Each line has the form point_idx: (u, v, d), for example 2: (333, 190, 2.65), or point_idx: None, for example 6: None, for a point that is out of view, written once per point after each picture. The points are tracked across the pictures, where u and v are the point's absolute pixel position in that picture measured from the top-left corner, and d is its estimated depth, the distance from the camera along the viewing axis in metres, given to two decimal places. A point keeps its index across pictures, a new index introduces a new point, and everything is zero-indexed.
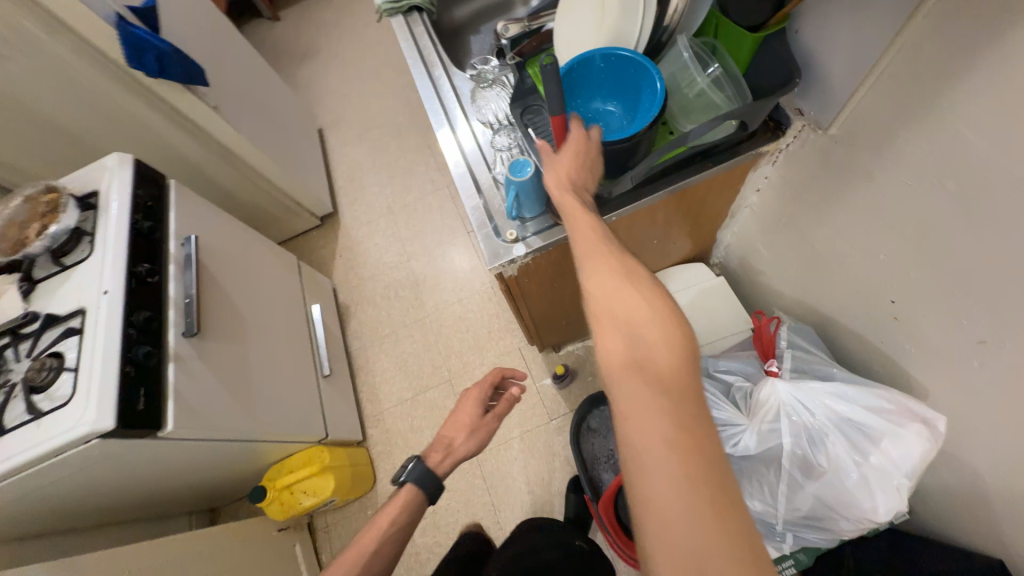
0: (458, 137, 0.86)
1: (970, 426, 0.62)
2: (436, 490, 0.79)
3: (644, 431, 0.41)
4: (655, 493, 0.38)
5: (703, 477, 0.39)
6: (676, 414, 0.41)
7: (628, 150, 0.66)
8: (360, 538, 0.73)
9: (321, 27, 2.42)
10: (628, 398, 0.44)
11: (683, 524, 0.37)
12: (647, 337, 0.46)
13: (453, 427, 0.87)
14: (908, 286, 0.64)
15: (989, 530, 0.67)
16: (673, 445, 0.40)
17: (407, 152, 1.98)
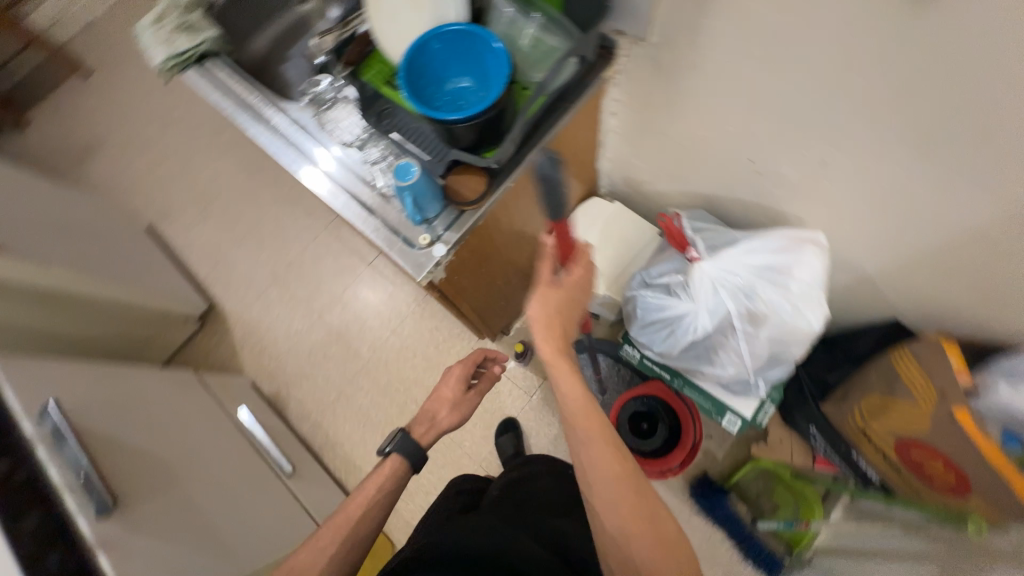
0: (325, 172, 0.80)
1: (841, 229, 0.77)
2: (421, 462, 0.80)
3: (619, 510, 0.63)
4: (633, 550, 0.61)
5: (660, 532, 0.63)
6: (635, 507, 0.64)
7: (498, 117, 0.67)
8: (346, 507, 0.75)
9: (93, 115, 2.04)
10: (601, 483, 0.65)
11: (655, 570, 0.60)
12: (606, 439, 0.66)
13: (437, 400, 0.86)
14: (757, 143, 0.76)
15: (880, 299, 0.84)
16: (637, 514, 0.63)
17: (265, 211, 1.80)
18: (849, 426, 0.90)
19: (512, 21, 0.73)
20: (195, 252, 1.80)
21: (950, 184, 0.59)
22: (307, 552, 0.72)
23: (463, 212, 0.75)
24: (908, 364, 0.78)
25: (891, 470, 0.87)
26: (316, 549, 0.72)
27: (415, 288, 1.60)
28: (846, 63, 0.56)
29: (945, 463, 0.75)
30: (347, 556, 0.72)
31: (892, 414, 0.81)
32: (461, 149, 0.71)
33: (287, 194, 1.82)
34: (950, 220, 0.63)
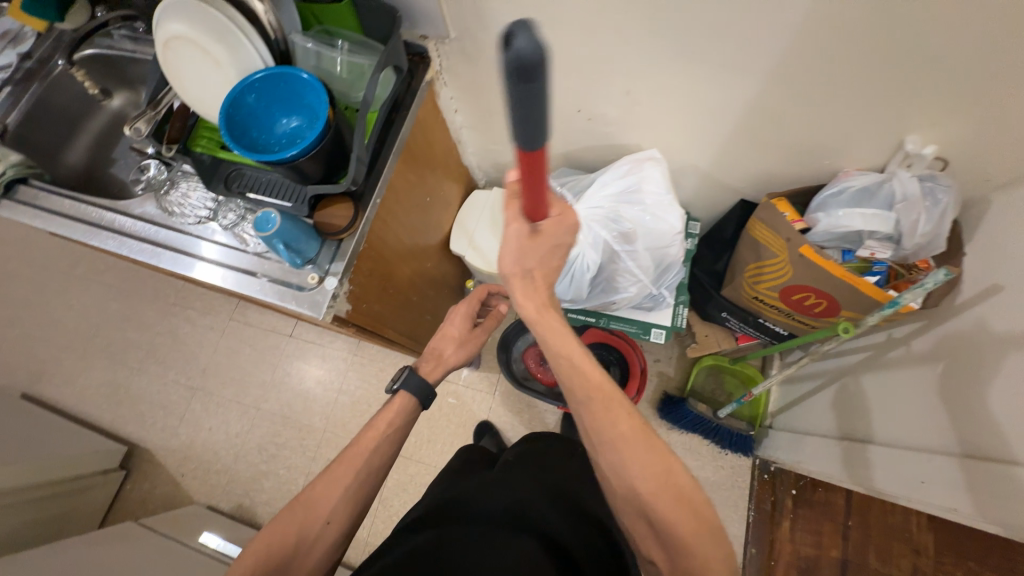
0: (192, 253, 0.78)
1: (671, 139, 0.90)
2: (429, 396, 0.79)
3: (627, 471, 0.58)
4: (648, 506, 0.58)
5: (675, 490, 0.58)
6: (647, 469, 0.58)
7: (337, 140, 0.69)
8: (362, 436, 0.72)
9: None
10: (608, 444, 0.60)
11: (669, 523, 0.57)
12: (606, 396, 0.61)
13: (443, 336, 0.86)
14: (577, 94, 0.86)
15: (727, 185, 0.98)
16: (650, 474, 0.58)
17: (156, 329, 1.65)
18: (745, 299, 1.03)
19: (319, 56, 0.72)
20: (92, 400, 1.62)
21: (717, 76, 0.72)
22: (322, 485, 0.68)
23: (342, 240, 0.77)
24: (760, 228, 0.91)
25: (789, 319, 1.01)
26: (331, 480, 0.68)
27: (345, 341, 1.56)
28: (601, 7, 0.67)
29: (813, 294, 0.89)
30: (362, 487, 0.69)
31: (765, 274, 0.93)
32: (316, 183, 0.72)
33: (172, 301, 1.68)
34: (732, 103, 0.77)
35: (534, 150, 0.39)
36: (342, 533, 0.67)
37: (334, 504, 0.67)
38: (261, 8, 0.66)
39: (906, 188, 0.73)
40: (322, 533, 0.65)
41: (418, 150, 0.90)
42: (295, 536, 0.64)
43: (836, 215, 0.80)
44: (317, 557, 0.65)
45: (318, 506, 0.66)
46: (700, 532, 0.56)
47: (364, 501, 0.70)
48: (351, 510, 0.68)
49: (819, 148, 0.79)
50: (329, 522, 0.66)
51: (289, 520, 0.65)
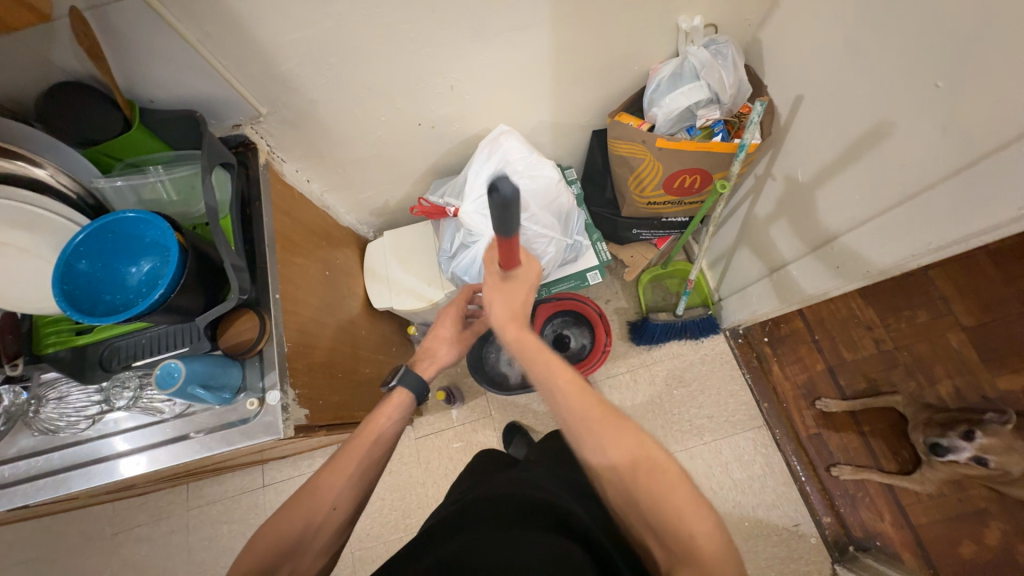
0: (103, 458, 0.68)
1: (509, 110, 0.96)
2: (425, 394, 0.76)
3: (602, 456, 0.58)
4: (623, 483, 0.56)
5: (656, 468, 0.55)
6: (626, 449, 0.57)
7: (200, 257, 0.64)
8: (370, 422, 0.68)
9: None
10: (580, 431, 0.60)
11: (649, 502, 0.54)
12: (570, 386, 0.62)
13: (435, 338, 0.83)
14: (409, 110, 0.88)
15: (575, 126, 1.07)
16: (615, 448, 0.57)
17: (112, 569, 1.40)
18: (643, 208, 1.14)
19: (136, 190, 0.68)
20: None
21: (514, 37, 0.78)
22: (324, 474, 0.63)
23: (263, 350, 0.71)
24: (620, 145, 1.00)
25: (682, 206, 1.13)
26: (334, 470, 0.63)
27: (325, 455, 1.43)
28: (383, 24, 0.69)
29: (688, 174, 1.01)
30: (364, 476, 0.65)
31: (645, 179, 1.03)
32: (204, 310, 0.66)
33: (111, 532, 1.43)
34: (539, 55, 0.84)
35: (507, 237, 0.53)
36: (346, 520, 0.63)
37: (337, 491, 0.63)
38: (46, 172, 0.60)
39: (699, 58, 0.86)
40: (326, 521, 0.61)
41: (291, 231, 0.86)
42: (298, 530, 0.60)
43: (666, 104, 0.90)
44: (321, 545, 0.61)
45: (320, 494, 0.62)
46: (687, 507, 0.53)
47: (368, 484, 0.66)
48: (354, 495, 0.64)
49: (623, 58, 0.90)
50: (334, 507, 0.62)
51: (291, 512, 0.61)
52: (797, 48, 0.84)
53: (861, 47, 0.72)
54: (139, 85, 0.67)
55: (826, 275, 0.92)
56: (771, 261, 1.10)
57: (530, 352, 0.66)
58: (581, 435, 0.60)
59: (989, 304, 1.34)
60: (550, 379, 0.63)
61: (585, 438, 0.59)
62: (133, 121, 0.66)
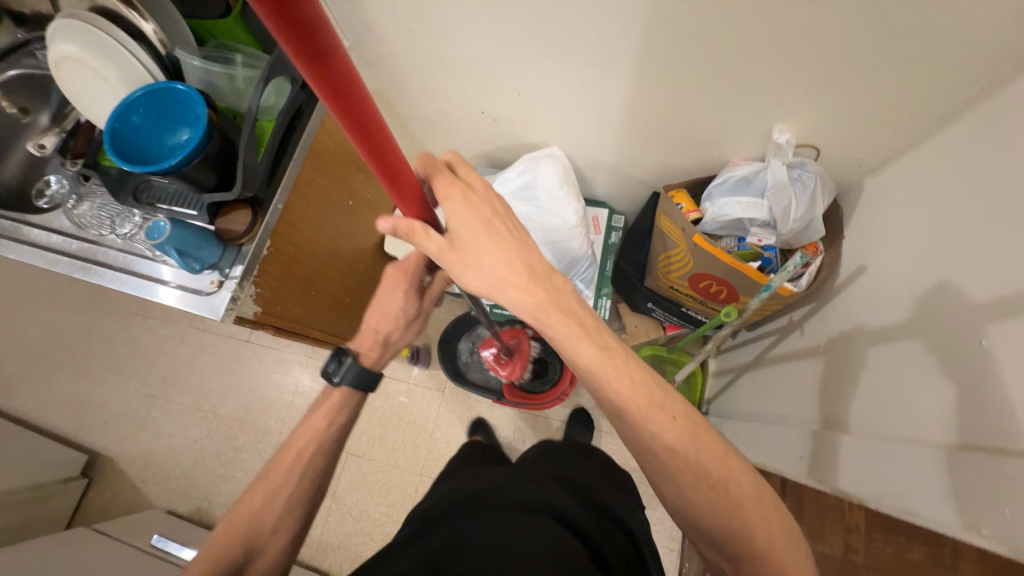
0: (102, 264, 0.81)
1: (571, 136, 0.93)
2: (375, 382, 0.77)
3: (650, 442, 0.58)
4: (694, 506, 0.57)
5: (713, 459, 0.57)
6: (677, 434, 0.57)
7: (224, 146, 0.72)
8: (293, 444, 0.73)
9: None
10: (635, 422, 0.58)
11: (719, 519, 0.56)
12: (612, 364, 0.57)
13: (386, 322, 0.79)
14: (476, 96, 0.89)
15: (635, 179, 1.02)
16: (691, 465, 0.57)
17: (120, 339, 1.69)
18: (665, 289, 1.07)
19: (208, 72, 0.75)
20: (56, 411, 1.66)
21: (593, 73, 0.75)
22: (259, 493, 0.70)
23: (243, 245, 0.80)
24: (664, 220, 0.93)
25: (707, 307, 1.04)
26: (268, 491, 0.70)
27: (301, 346, 1.58)
28: (467, 13, 0.70)
29: (715, 282, 0.93)
30: (308, 483, 0.71)
31: (673, 264, 0.97)
32: (212, 191, 0.75)
33: (132, 312, 1.71)
34: (614, 100, 0.79)
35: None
36: (293, 536, 0.70)
37: (277, 513, 0.69)
38: (150, 27, 0.71)
39: (776, 175, 0.76)
40: (270, 537, 0.68)
41: (329, 155, 0.93)
42: (246, 543, 0.67)
43: (719, 204, 0.84)
44: (270, 559, 0.68)
45: (261, 516, 0.68)
46: (752, 513, 0.55)
47: (309, 502, 0.71)
48: (296, 513, 0.70)
49: (701, 139, 0.82)
50: (275, 530, 0.68)
51: (234, 528, 0.67)
52: (900, 216, 0.71)
53: (962, 253, 0.60)
54: None
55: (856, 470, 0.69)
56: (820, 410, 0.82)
57: (592, 367, 0.57)
58: (638, 420, 0.57)
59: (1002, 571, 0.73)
60: (618, 397, 0.57)
61: (641, 422, 0.57)
62: (233, 12, 0.73)
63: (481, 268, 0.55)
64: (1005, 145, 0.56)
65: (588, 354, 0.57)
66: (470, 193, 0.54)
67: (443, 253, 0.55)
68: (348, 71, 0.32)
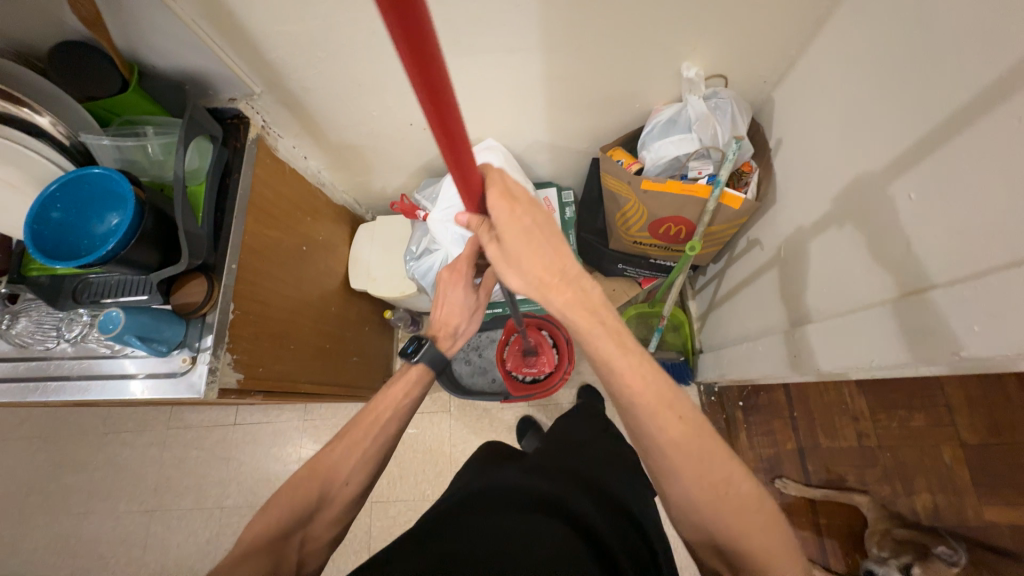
0: (53, 376, 0.75)
1: (501, 125, 0.96)
2: (445, 369, 0.80)
3: (656, 437, 0.58)
4: (696, 505, 0.58)
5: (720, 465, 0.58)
6: (694, 440, 0.58)
7: (159, 220, 0.70)
8: (372, 407, 0.72)
9: None
10: (648, 421, 0.58)
11: (720, 525, 0.57)
12: (632, 371, 0.58)
13: (454, 311, 0.84)
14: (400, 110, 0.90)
15: (571, 150, 1.06)
16: (706, 483, 0.57)
17: (94, 463, 1.57)
18: (629, 245, 1.10)
19: (120, 148, 0.73)
20: (43, 561, 1.51)
21: (505, 59, 0.78)
22: (339, 446, 0.68)
23: (206, 314, 0.76)
24: (610, 179, 0.95)
25: (669, 251, 1.09)
26: (347, 447, 0.68)
27: (293, 409, 1.52)
28: (367, 28, 0.71)
29: (672, 223, 0.97)
30: (382, 446, 0.69)
31: (631, 219, 1.00)
32: (160, 269, 0.71)
33: (101, 432, 1.59)
34: (531, 78, 0.82)
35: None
36: (358, 494, 0.67)
37: (354, 464, 0.67)
38: (46, 120, 0.66)
39: (698, 110, 0.82)
40: (340, 490, 0.65)
41: (272, 204, 0.92)
42: (316, 494, 0.64)
43: (655, 149, 0.89)
44: (332, 516, 0.65)
45: (336, 466, 0.66)
46: (759, 525, 0.56)
47: (380, 463, 0.69)
48: (368, 470, 0.68)
49: (621, 94, 0.87)
50: (347, 481, 0.66)
51: (308, 478, 0.65)
52: (811, 113, 0.78)
53: (870, 127, 0.66)
54: (142, 54, 0.74)
55: (838, 352, 0.73)
56: (796, 312, 0.87)
57: (610, 359, 0.59)
58: (650, 423, 0.58)
59: (990, 405, 0.98)
60: (631, 392, 0.59)
61: (654, 425, 0.58)
62: (130, 84, 0.71)
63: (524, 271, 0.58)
64: (875, 27, 0.63)
65: (608, 348, 0.59)
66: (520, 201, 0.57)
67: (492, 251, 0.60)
68: (446, 88, 0.34)
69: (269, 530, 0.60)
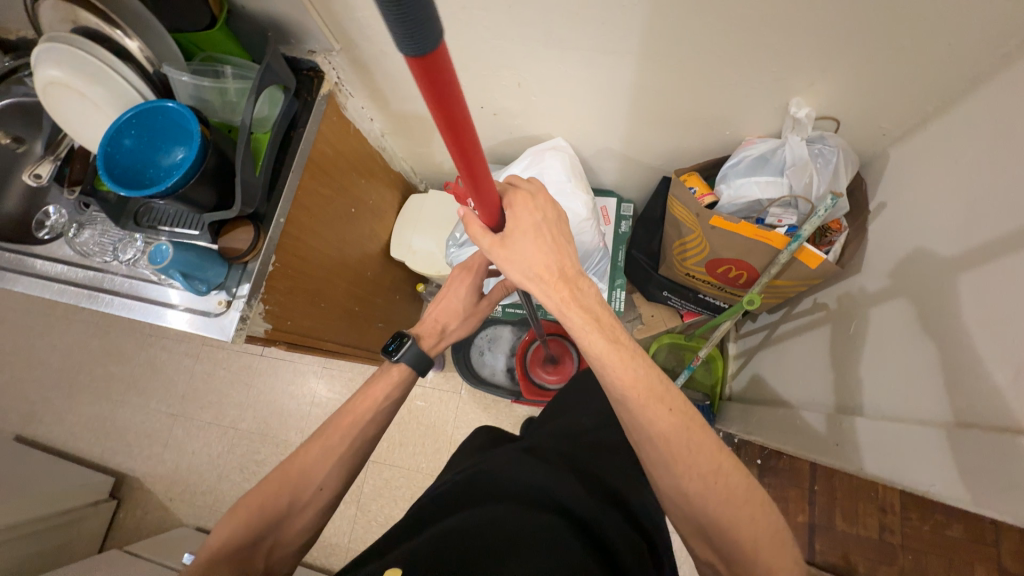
0: (104, 290, 0.79)
1: (576, 127, 0.90)
2: (426, 366, 0.78)
3: (648, 432, 0.58)
4: (685, 492, 0.57)
5: (711, 451, 0.58)
6: (682, 427, 0.58)
7: (221, 163, 0.70)
8: (351, 409, 0.72)
9: None
10: (640, 417, 0.58)
11: (705, 510, 0.56)
12: (624, 369, 0.57)
13: (449, 310, 0.85)
14: (476, 91, 0.86)
15: (644, 166, 0.99)
16: (708, 489, 0.56)
17: (134, 361, 1.70)
18: (681, 276, 1.03)
19: (199, 86, 0.73)
20: (81, 434, 1.68)
21: (595, 59, 0.71)
22: (315, 449, 0.68)
23: (248, 262, 0.78)
24: (677, 206, 0.89)
25: (724, 292, 1.01)
26: (324, 449, 0.68)
27: (315, 355, 1.58)
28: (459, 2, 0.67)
29: (734, 266, 0.90)
30: (357, 451, 0.70)
31: (689, 251, 0.93)
32: (212, 210, 0.72)
33: (146, 333, 1.72)
34: (618, 84, 0.76)
35: (428, 57, 0.30)
36: (332, 499, 0.68)
37: (329, 470, 0.67)
38: (136, 45, 0.67)
39: (795, 152, 0.74)
40: (313, 497, 0.66)
41: (330, 163, 0.91)
42: (288, 499, 0.65)
43: (736, 185, 0.81)
44: (303, 520, 0.66)
45: (310, 471, 0.67)
46: (745, 508, 0.56)
47: (354, 467, 0.70)
48: (343, 475, 0.69)
49: (713, 118, 0.79)
50: (321, 487, 0.67)
51: (283, 481, 0.66)
52: (934, 184, 0.67)
53: (1007, 220, 0.56)
54: None
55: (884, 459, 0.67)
56: (842, 398, 0.81)
57: (602, 358, 0.57)
58: (643, 417, 0.57)
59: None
60: (625, 390, 0.57)
61: (647, 417, 0.57)
62: (219, 20, 0.72)
63: (525, 263, 0.58)
64: None
65: (603, 349, 0.57)
66: (530, 197, 0.60)
67: (494, 249, 0.59)
68: (458, 101, 0.36)
69: (242, 530, 0.62)
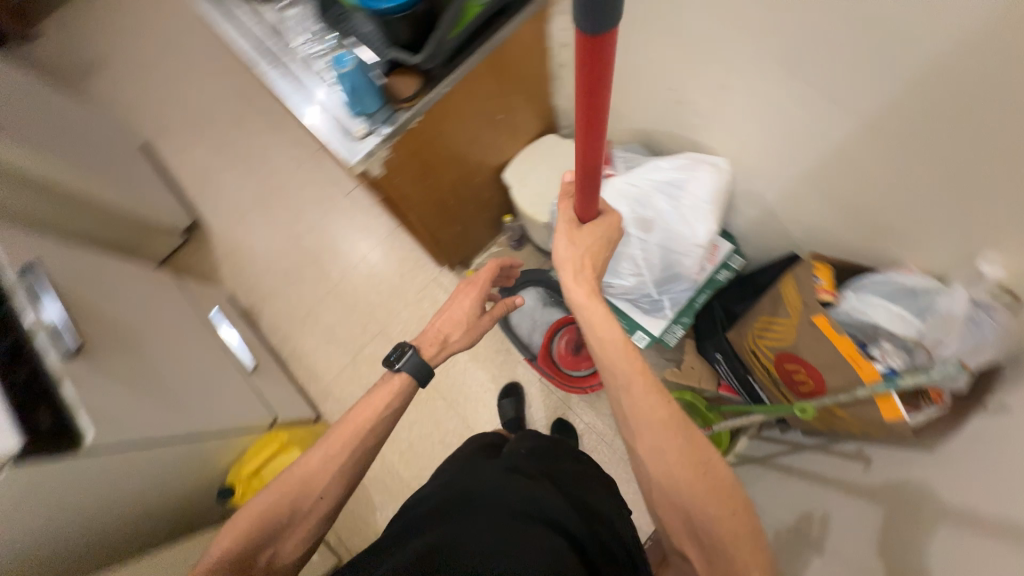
0: (282, 68, 0.88)
1: (745, 157, 0.86)
2: (426, 379, 0.80)
3: (643, 434, 0.64)
4: (685, 501, 0.60)
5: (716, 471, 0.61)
6: (680, 437, 0.63)
7: (429, 13, 0.76)
8: (354, 417, 0.76)
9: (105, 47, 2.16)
10: (635, 415, 0.65)
11: (708, 525, 0.58)
12: (625, 362, 0.68)
13: (453, 320, 0.86)
14: (676, 70, 0.82)
15: (782, 233, 0.94)
16: (711, 499, 0.59)
17: (252, 138, 1.89)
18: (744, 349, 0.99)
19: None
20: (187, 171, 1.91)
21: (815, 101, 0.66)
22: (317, 459, 0.73)
23: (400, 110, 0.83)
24: (790, 285, 0.86)
25: (776, 390, 0.96)
26: (326, 458, 0.73)
27: (389, 221, 1.68)
28: None
29: (805, 370, 0.84)
30: (354, 461, 0.74)
31: (768, 333, 0.89)
32: (399, 48, 0.79)
33: (274, 123, 1.89)
34: (819, 137, 0.71)
35: (596, 33, 0.46)
36: (332, 508, 0.73)
37: (329, 480, 0.72)
38: None
39: (950, 305, 0.67)
40: (315, 506, 0.71)
41: (508, 63, 0.93)
42: (289, 506, 0.70)
43: (865, 300, 0.76)
44: (304, 530, 0.71)
45: (311, 482, 0.71)
46: (746, 536, 0.57)
47: (355, 474, 0.75)
48: (343, 485, 0.73)
49: (887, 223, 0.73)
50: (321, 497, 0.71)
51: (286, 489, 0.71)
52: None
53: None
54: None
55: None
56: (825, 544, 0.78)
57: (607, 350, 0.69)
58: (638, 413, 0.65)
59: None
60: (624, 382, 0.67)
61: (643, 414, 0.64)
62: None
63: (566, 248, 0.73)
64: None
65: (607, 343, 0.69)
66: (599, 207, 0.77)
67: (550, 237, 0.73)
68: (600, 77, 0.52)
69: (244, 536, 0.67)
